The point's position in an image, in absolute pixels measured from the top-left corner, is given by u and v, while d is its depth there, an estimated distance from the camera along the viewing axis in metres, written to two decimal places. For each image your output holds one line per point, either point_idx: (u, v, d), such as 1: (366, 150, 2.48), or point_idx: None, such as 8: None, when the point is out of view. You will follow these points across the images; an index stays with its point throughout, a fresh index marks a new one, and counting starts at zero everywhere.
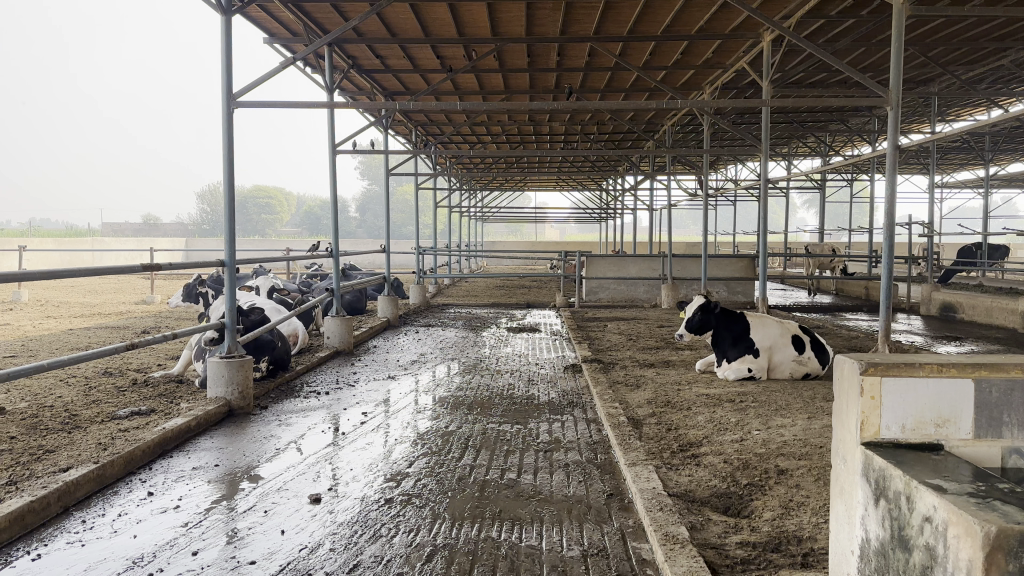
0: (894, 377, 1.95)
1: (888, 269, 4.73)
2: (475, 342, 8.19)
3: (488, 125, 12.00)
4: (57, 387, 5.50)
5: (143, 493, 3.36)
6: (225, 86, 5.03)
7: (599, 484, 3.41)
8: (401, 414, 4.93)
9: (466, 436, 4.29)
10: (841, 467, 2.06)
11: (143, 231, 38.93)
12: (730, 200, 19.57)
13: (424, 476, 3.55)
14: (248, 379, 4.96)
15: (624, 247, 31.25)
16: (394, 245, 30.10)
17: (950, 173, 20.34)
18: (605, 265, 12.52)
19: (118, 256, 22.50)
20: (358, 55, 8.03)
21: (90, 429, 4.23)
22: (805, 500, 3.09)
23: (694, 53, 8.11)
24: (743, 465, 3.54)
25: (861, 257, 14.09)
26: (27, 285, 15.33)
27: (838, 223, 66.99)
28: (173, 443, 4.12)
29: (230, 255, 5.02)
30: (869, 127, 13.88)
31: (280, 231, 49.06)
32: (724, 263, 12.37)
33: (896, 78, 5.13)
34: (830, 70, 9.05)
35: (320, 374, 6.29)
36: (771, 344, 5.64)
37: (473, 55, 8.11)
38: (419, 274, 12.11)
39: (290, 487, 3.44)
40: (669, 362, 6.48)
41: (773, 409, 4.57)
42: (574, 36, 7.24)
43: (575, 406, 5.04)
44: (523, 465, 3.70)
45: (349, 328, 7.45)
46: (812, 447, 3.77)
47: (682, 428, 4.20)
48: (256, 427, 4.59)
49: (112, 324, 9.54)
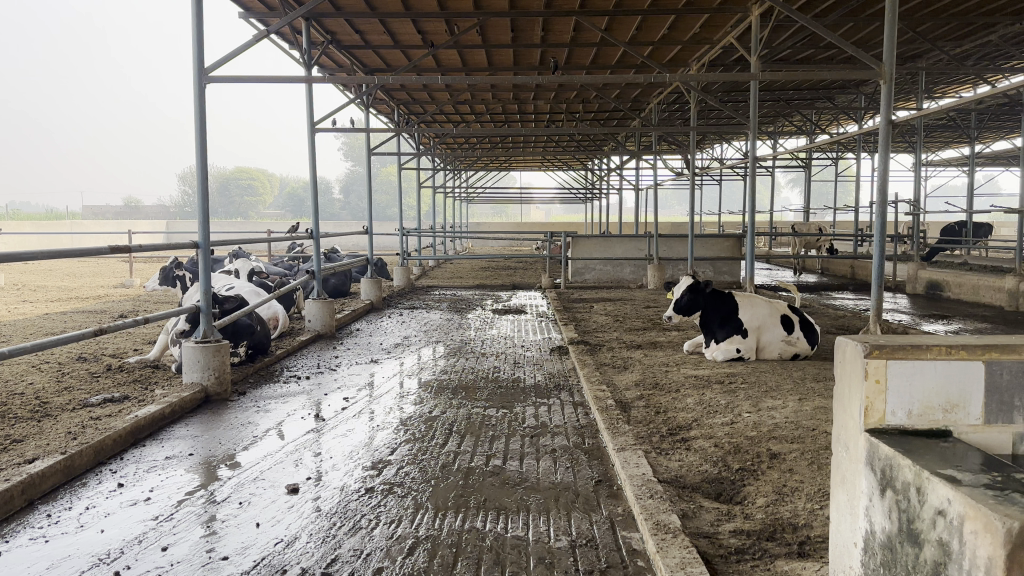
0: (899, 361, 1.85)
1: (879, 247, 4.60)
2: (459, 324, 8.07)
3: (472, 103, 11.81)
4: (28, 374, 5.33)
5: (113, 484, 3.22)
6: (197, 60, 4.84)
7: (587, 470, 3.31)
8: (384, 399, 4.81)
9: (451, 422, 4.17)
10: (844, 455, 1.98)
11: (123, 213, 38.41)
12: (715, 178, 19.46)
13: (407, 463, 3.43)
14: (224, 364, 4.81)
15: (611, 227, 31.12)
16: (380, 227, 29.85)
17: (934, 152, 20.30)
18: (591, 245, 12.39)
19: (95, 238, 22.12)
20: (336, 30, 7.83)
21: (60, 418, 4.08)
22: (799, 486, 3.00)
23: (681, 28, 7.97)
24: (734, 448, 3.44)
25: (847, 236, 14.03)
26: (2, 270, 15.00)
27: (823, 202, 67.22)
28: (146, 431, 3.98)
29: (204, 237, 4.84)
30: (856, 104, 13.78)
31: (264, 212, 48.61)
32: (710, 243, 12.27)
33: (888, 51, 4.96)
34: (818, 46, 8.91)
35: (301, 359, 6.16)
36: (760, 324, 5.53)
37: (457, 29, 7.92)
38: (403, 256, 11.93)
39: (267, 476, 3.32)
40: (656, 343, 6.37)
41: (763, 390, 4.48)
42: (558, 10, 7.08)
43: (561, 389, 4.94)
44: (509, 451, 3.59)
45: (330, 311, 7.30)
46: (804, 430, 3.68)
47: (671, 412, 4.09)
48: (233, 414, 4.45)
49: (88, 309, 9.32)
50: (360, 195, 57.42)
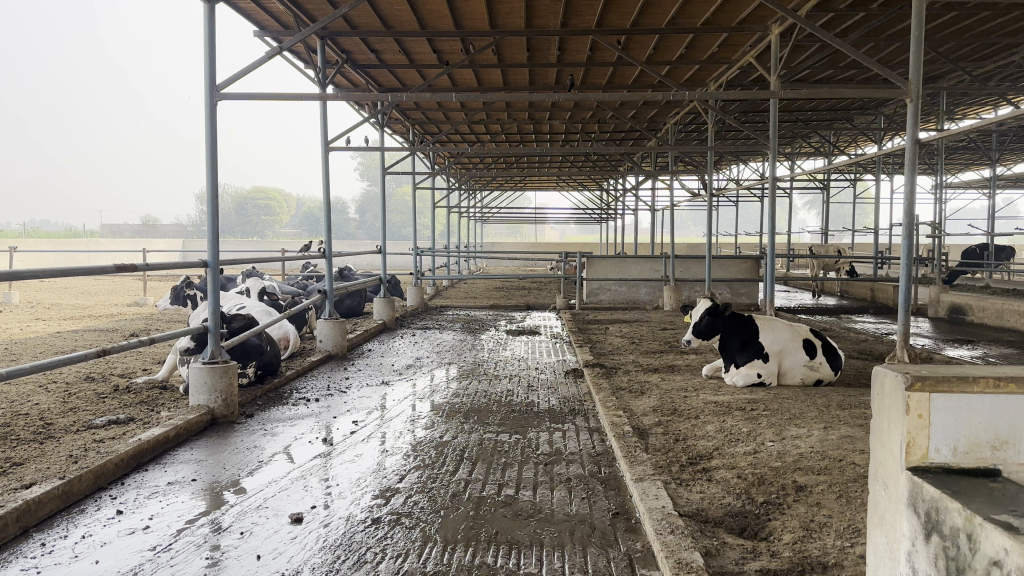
0: (943, 395, 1.71)
1: (907, 269, 4.44)
2: (472, 345, 7.94)
3: (487, 122, 11.78)
4: (35, 394, 5.25)
5: (112, 511, 3.11)
6: (208, 78, 4.78)
7: (603, 501, 3.16)
8: (394, 423, 4.68)
9: (461, 448, 4.03)
10: (882, 494, 1.84)
11: (141, 232, 38.68)
12: (731, 199, 19.32)
13: (416, 492, 3.30)
14: (232, 386, 4.71)
15: (626, 248, 31.00)
16: (395, 246, 29.87)
17: (954, 174, 20.12)
18: (606, 266, 12.29)
19: (112, 256, 22.18)
20: (352, 50, 7.81)
21: (63, 440, 3.99)
22: (827, 521, 2.84)
23: (699, 48, 7.88)
24: (758, 480, 3.29)
25: (867, 259, 13.82)
26: (17, 287, 15.02)
27: (840, 223, 66.95)
28: (149, 455, 3.87)
29: (213, 256, 4.75)
30: (875, 125, 13.63)
31: (279, 232, 48.94)
32: (727, 264, 12.11)
33: (914, 68, 4.83)
34: (837, 67, 8.78)
35: (311, 380, 6.04)
36: (781, 347, 5.38)
37: (472, 48, 7.87)
38: (417, 276, 11.85)
39: (271, 504, 3.19)
40: (674, 367, 6.22)
41: (786, 418, 4.32)
42: (574, 30, 7.00)
43: (576, 414, 4.80)
44: (522, 480, 3.45)
45: (342, 331, 7.21)
46: (831, 460, 3.52)
47: (691, 439, 3.95)
48: (239, 437, 4.34)
49: (101, 327, 9.28)
50: (375, 214, 57.59)
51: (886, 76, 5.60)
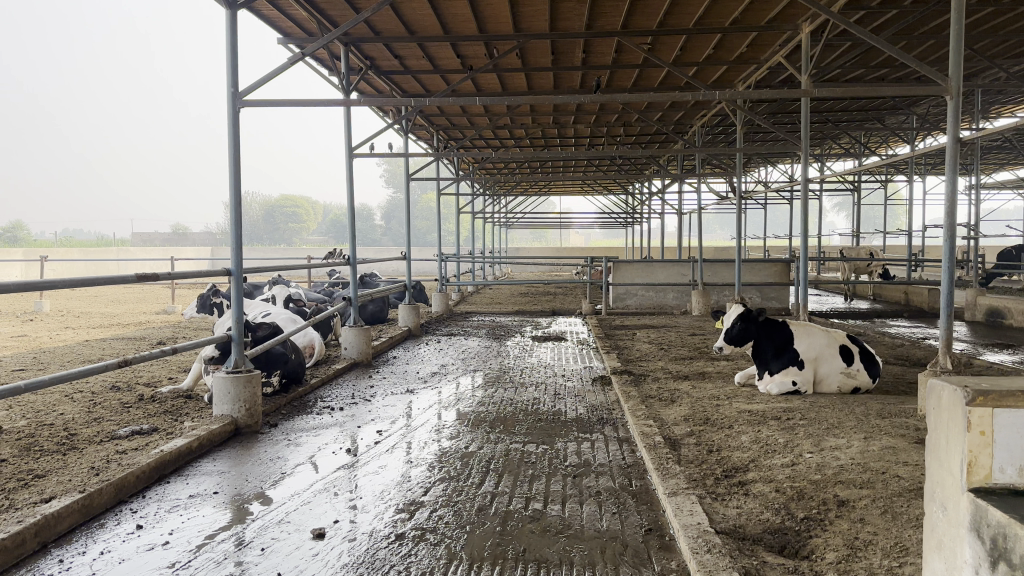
0: (1008, 410, 1.58)
1: (950, 273, 4.26)
2: (498, 352, 7.85)
3: (511, 126, 11.71)
4: (60, 404, 5.24)
5: (132, 526, 3.05)
6: (231, 85, 4.74)
7: (635, 517, 3.05)
8: (419, 432, 4.58)
9: (488, 459, 3.93)
10: (941, 516, 1.71)
11: (170, 241, 39.07)
12: (760, 202, 19.05)
13: (442, 505, 3.21)
14: (255, 396, 4.65)
15: (652, 252, 30.79)
16: (419, 252, 29.90)
17: (988, 174, 19.70)
18: (634, 270, 12.12)
19: (140, 265, 22.40)
20: (375, 55, 7.77)
21: (86, 451, 3.95)
22: (872, 539, 2.70)
23: (727, 48, 7.74)
24: (797, 494, 3.15)
25: (900, 262, 13.53)
26: (48, 296, 15.20)
27: (871, 225, 66.07)
28: (172, 466, 3.82)
29: (236, 264, 4.68)
30: (907, 124, 13.35)
31: (306, 239, 49.33)
32: (757, 268, 11.91)
33: (954, 64, 4.64)
34: (869, 66, 8.57)
35: (335, 388, 5.98)
36: (817, 354, 5.22)
37: (496, 52, 7.79)
38: (441, 282, 11.77)
39: (293, 518, 3.11)
40: (705, 374, 6.07)
41: (824, 428, 4.16)
42: (599, 32, 6.89)
43: (605, 423, 4.68)
44: (549, 493, 3.34)
45: (367, 339, 7.15)
46: (873, 473, 3.37)
47: (724, 451, 3.81)
48: (263, 448, 4.27)
49: (128, 336, 9.31)
50: (400, 221, 57.78)
51: (925, 71, 5.27)
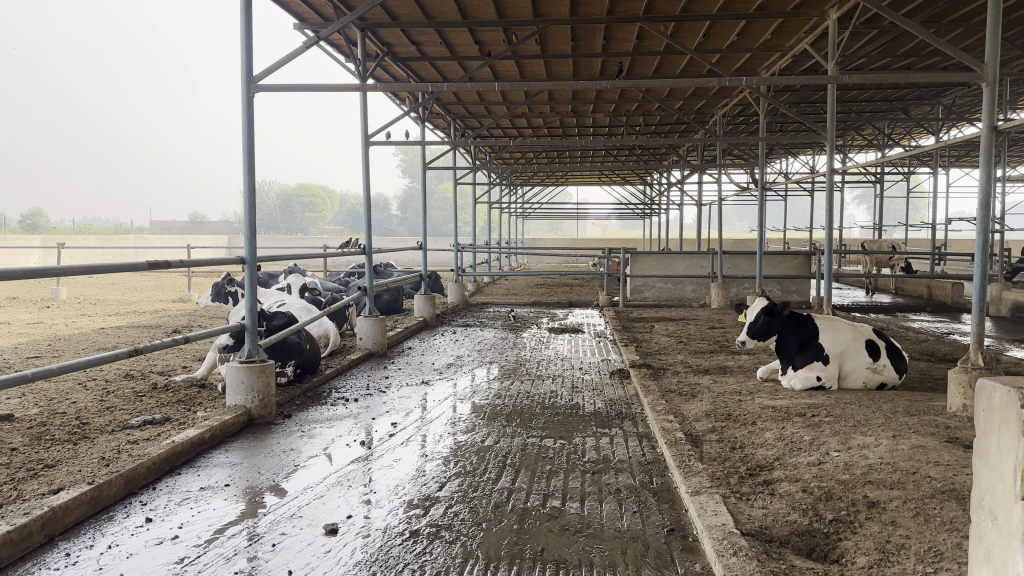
0: None
1: (984, 267, 4.11)
2: (515, 344, 7.76)
3: (529, 115, 11.58)
4: (74, 392, 5.21)
5: (141, 519, 2.99)
6: (245, 69, 4.66)
7: (657, 517, 2.95)
8: (435, 425, 4.50)
9: (504, 454, 3.84)
10: (989, 526, 1.59)
11: (188, 230, 39.28)
12: (780, 193, 18.81)
13: (457, 502, 3.12)
14: (269, 386, 4.59)
15: (669, 244, 30.60)
16: (435, 242, 29.87)
17: (1014, 166, 19.34)
18: (652, 262, 11.99)
19: (157, 253, 22.50)
20: (392, 42, 7.69)
21: (97, 441, 3.90)
22: (905, 542, 2.59)
23: (751, 34, 7.59)
24: (825, 495, 3.04)
25: (924, 255, 13.29)
26: (66, 283, 15.26)
27: (892, 219, 65.41)
28: (183, 458, 3.76)
29: (250, 252, 4.60)
30: (932, 115, 13.11)
31: (323, 228, 49.49)
32: (778, 260, 11.73)
33: (990, 50, 4.48)
34: (896, 54, 8.35)
35: (350, 379, 5.91)
36: (842, 350, 5.08)
37: (514, 39, 7.67)
38: (457, 273, 11.67)
39: (305, 513, 3.04)
40: (726, 368, 5.95)
41: (851, 425, 4.04)
42: (621, 17, 6.76)
43: (624, 418, 4.58)
44: (568, 490, 3.25)
45: (382, 329, 7.08)
46: (904, 473, 3.25)
47: (748, 448, 3.70)
48: (276, 439, 4.20)
49: (144, 323, 9.30)
50: (417, 211, 57.80)
51: (957, 56, 5.09)
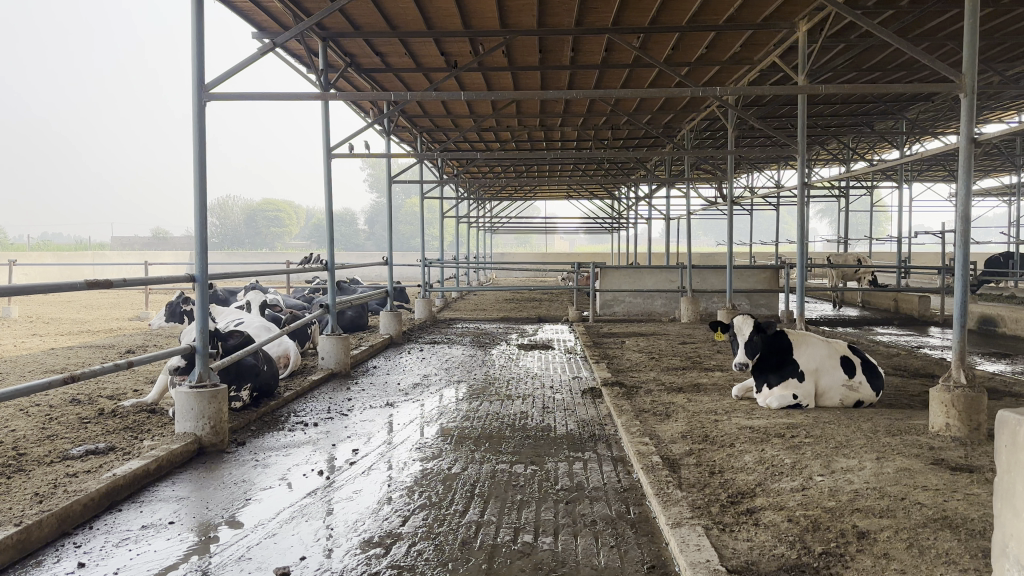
0: None
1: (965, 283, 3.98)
2: (483, 361, 7.54)
3: (494, 128, 11.43)
4: (14, 419, 4.88)
5: (73, 564, 2.73)
6: (196, 75, 4.42)
7: (636, 551, 2.76)
8: (398, 451, 4.26)
9: (472, 482, 3.62)
10: None
11: (151, 245, 38.52)
12: (747, 208, 18.88)
13: (421, 539, 2.89)
14: (222, 411, 4.33)
15: (639, 258, 30.69)
16: (402, 257, 29.60)
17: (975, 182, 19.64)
18: (621, 276, 11.86)
19: (118, 269, 21.96)
20: (355, 52, 7.51)
21: (33, 474, 3.61)
22: None
23: (721, 47, 7.52)
24: (813, 524, 2.87)
25: (890, 269, 13.32)
26: (20, 302, 14.74)
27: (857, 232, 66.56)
28: (126, 492, 3.49)
29: (201, 269, 4.33)
30: (896, 128, 13.22)
31: (288, 244, 48.89)
32: (747, 274, 11.68)
33: (968, 61, 4.39)
34: (863, 68, 8.35)
35: (311, 402, 5.64)
36: (817, 366, 4.96)
37: (482, 49, 7.51)
38: (424, 288, 11.45)
39: (256, 554, 2.79)
40: (699, 386, 5.81)
41: (832, 447, 3.89)
42: (590, 28, 6.61)
43: (597, 441, 4.39)
44: (540, 523, 3.04)
45: (345, 348, 6.83)
46: (892, 500, 3.09)
47: (728, 472, 3.54)
48: (229, 469, 3.94)
49: (96, 343, 8.90)
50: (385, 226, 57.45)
51: (931, 66, 5.00)
